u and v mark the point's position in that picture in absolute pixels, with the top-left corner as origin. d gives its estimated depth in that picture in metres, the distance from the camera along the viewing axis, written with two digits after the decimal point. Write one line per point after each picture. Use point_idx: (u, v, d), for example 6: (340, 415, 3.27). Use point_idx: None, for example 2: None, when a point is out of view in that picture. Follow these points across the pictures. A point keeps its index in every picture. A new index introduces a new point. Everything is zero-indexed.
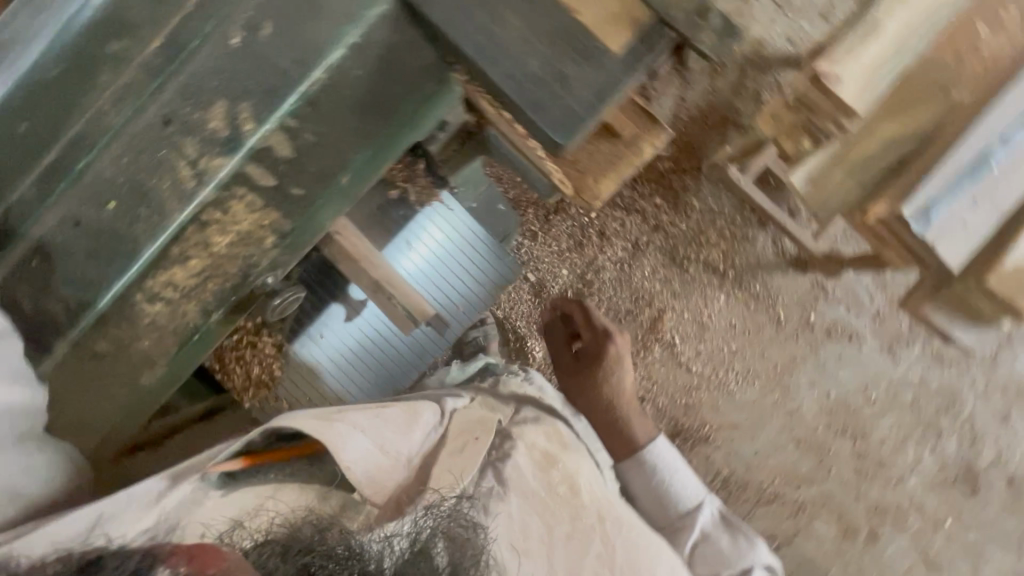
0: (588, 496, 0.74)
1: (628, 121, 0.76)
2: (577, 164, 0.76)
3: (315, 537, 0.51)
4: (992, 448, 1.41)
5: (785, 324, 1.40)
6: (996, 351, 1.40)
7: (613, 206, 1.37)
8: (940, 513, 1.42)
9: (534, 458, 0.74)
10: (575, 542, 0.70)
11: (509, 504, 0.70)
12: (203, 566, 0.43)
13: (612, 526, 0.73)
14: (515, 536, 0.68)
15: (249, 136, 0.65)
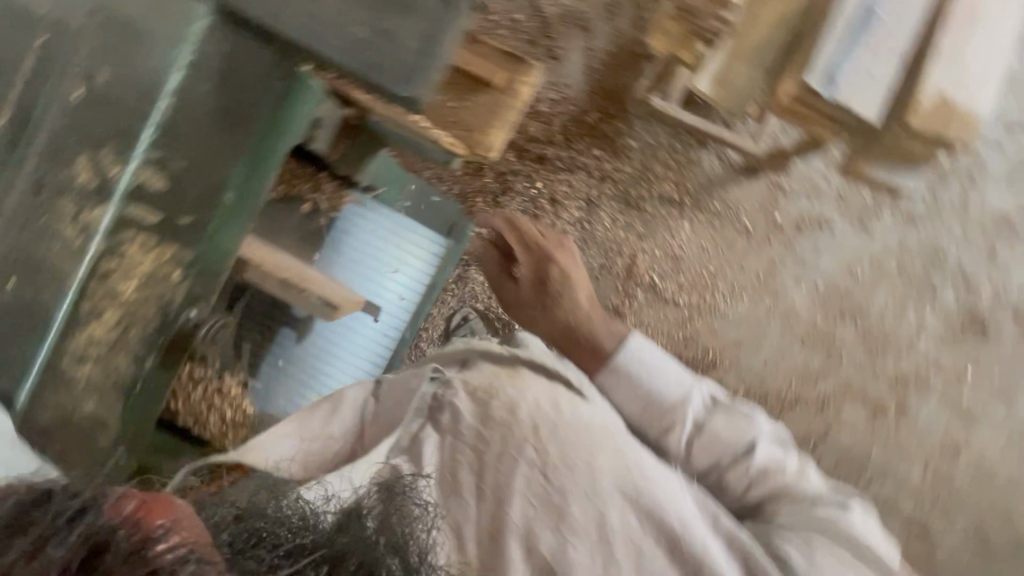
0: (525, 411, 0.73)
1: (487, 69, 0.92)
2: (463, 124, 0.93)
3: (268, 505, 0.55)
4: (988, 288, 1.42)
5: (754, 231, 1.41)
6: (960, 195, 1.42)
7: (556, 170, 1.38)
8: (960, 366, 1.43)
9: (473, 396, 0.76)
10: (508, 458, 0.71)
11: (434, 443, 0.73)
12: (151, 514, 0.47)
13: (547, 433, 0.71)
14: (447, 463, 0.72)
15: (117, 178, 0.59)
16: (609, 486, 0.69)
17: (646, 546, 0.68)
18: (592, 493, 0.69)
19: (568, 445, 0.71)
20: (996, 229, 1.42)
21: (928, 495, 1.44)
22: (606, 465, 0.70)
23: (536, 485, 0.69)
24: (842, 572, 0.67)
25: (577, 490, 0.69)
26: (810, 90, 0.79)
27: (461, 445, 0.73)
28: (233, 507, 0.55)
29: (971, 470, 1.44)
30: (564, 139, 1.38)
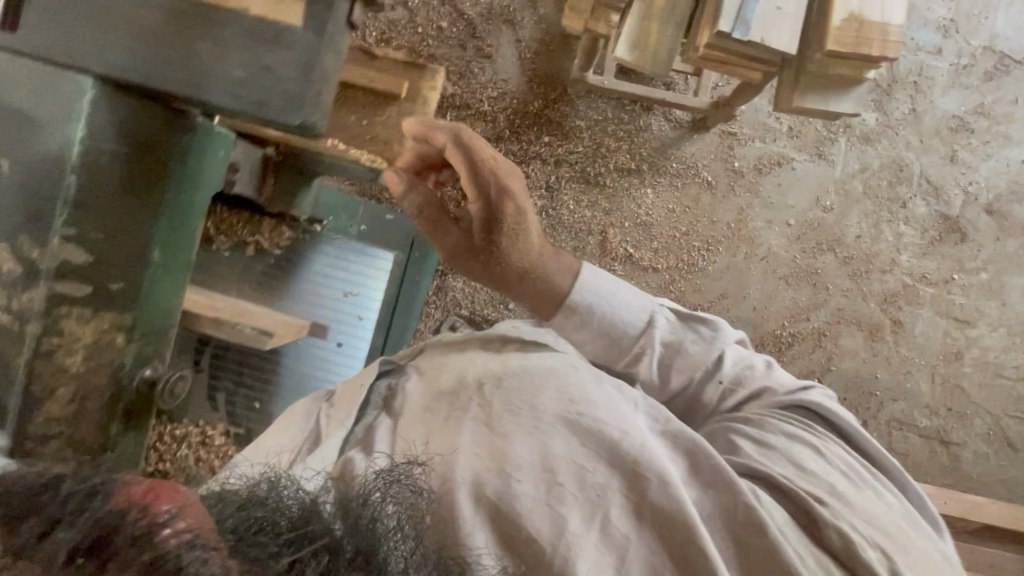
0: (473, 374, 0.78)
1: (389, 78, 0.88)
2: (377, 140, 0.88)
3: (270, 494, 0.50)
4: (956, 190, 1.43)
5: (717, 183, 1.42)
6: (910, 106, 1.43)
7: (511, 164, 1.39)
8: (945, 272, 1.44)
9: (422, 381, 0.82)
10: (455, 417, 0.73)
11: (387, 429, 0.76)
12: (160, 497, 0.44)
13: (490, 386, 0.75)
14: (401, 442, 0.73)
15: (38, 261, 0.61)
16: (552, 416, 0.70)
17: (595, 468, 0.66)
18: (535, 428, 0.69)
19: (511, 390, 0.73)
20: (951, 132, 1.44)
21: (941, 405, 1.44)
22: (549, 399, 0.72)
23: (482, 433, 0.70)
24: (794, 439, 0.74)
25: (523, 427, 0.69)
26: (723, 35, 0.81)
27: (417, 417, 0.76)
28: (236, 497, 0.50)
29: (978, 372, 1.44)
30: (512, 132, 1.39)
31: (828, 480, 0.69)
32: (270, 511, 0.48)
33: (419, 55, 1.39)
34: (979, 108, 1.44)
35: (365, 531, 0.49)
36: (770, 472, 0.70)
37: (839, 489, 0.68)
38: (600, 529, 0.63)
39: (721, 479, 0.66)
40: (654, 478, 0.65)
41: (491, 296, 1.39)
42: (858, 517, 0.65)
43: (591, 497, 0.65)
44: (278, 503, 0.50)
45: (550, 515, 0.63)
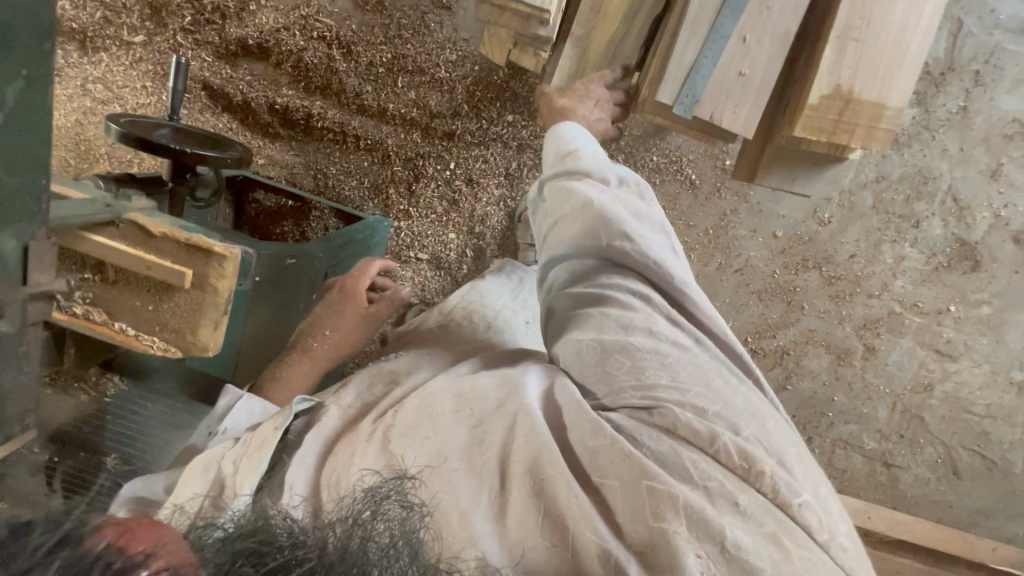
0: (379, 410, 0.69)
1: (357, 289, 0.98)
2: (333, 339, 0.93)
3: (257, 524, 0.45)
4: (986, 211, 1.22)
5: (700, 184, 1.25)
6: (962, 103, 1.16)
7: (467, 145, 1.24)
8: (941, 302, 1.30)
9: (338, 418, 0.70)
10: (354, 444, 0.62)
11: (304, 468, 0.62)
12: (133, 539, 0.40)
13: (393, 413, 0.65)
14: (301, 488, 0.59)
15: None
16: (449, 417, 0.62)
17: (486, 446, 0.59)
18: (428, 426, 0.61)
19: (407, 407, 0.65)
20: (1003, 140, 1.18)
21: (894, 432, 1.40)
22: (448, 404, 0.64)
23: (385, 461, 0.59)
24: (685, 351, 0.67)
25: (419, 430, 0.61)
26: (662, 105, 0.64)
27: (320, 463, 0.63)
28: (223, 528, 0.45)
29: (944, 405, 1.38)
30: (471, 106, 1.22)
31: (718, 396, 0.63)
32: (268, 545, 0.43)
33: (367, 2, 1.17)
34: None
35: (364, 542, 0.45)
36: (654, 394, 0.62)
37: (678, 371, 0.65)
38: (497, 503, 0.56)
39: (592, 427, 0.59)
40: (520, 430, 0.59)
41: (440, 286, 1.33)
42: (698, 405, 0.61)
43: (478, 469, 0.58)
44: (269, 528, 0.45)
45: (442, 494, 0.56)
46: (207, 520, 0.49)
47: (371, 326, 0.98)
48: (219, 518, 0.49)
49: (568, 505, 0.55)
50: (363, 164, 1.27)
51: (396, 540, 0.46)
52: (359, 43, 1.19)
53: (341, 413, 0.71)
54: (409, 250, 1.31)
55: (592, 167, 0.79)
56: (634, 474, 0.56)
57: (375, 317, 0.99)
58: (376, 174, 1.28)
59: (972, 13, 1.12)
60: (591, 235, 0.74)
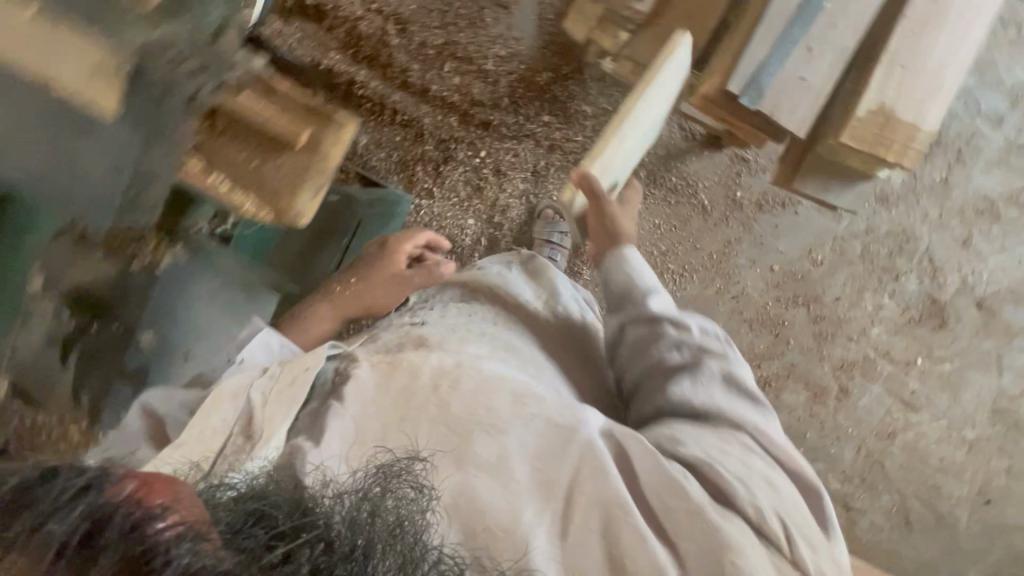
0: (429, 369, 0.70)
1: (398, 248, 1.02)
2: (358, 291, 0.98)
3: (266, 492, 0.51)
4: (955, 275, 1.36)
5: (711, 210, 1.34)
6: (943, 174, 1.33)
7: (501, 137, 1.29)
8: (910, 353, 1.40)
9: (375, 368, 0.71)
10: (406, 419, 0.65)
11: (346, 416, 0.66)
12: (150, 492, 0.45)
13: (450, 387, 0.68)
14: (352, 447, 0.63)
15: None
16: (515, 424, 0.65)
17: (550, 466, 0.63)
18: (495, 431, 0.64)
19: (467, 390, 0.67)
20: (976, 213, 1.34)
21: (856, 474, 1.45)
22: (506, 403, 0.67)
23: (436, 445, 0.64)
24: (768, 471, 0.69)
25: (481, 429, 0.65)
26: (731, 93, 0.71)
27: (360, 416, 0.66)
28: (236, 488, 0.51)
29: (905, 454, 1.45)
30: (511, 101, 1.27)
31: (794, 509, 0.66)
32: (278, 506, 0.49)
33: None
34: (1014, 195, 1.33)
35: (371, 518, 0.51)
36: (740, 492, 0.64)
37: (757, 478, 0.67)
38: (558, 530, 0.61)
39: (666, 481, 0.64)
40: (587, 471, 0.63)
41: None
42: (776, 502, 0.65)
43: (545, 491, 0.62)
44: (282, 498, 0.51)
45: (504, 505, 0.60)
46: (221, 476, 0.56)
47: (399, 290, 0.99)
48: (231, 477, 0.55)
49: (633, 550, 0.60)
50: (395, 136, 1.29)
51: (400, 521, 0.52)
52: (416, 23, 1.24)
53: (373, 364, 0.72)
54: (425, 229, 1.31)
55: (667, 311, 0.84)
56: (705, 534, 0.61)
57: (403, 282, 0.99)
58: (406, 147, 1.29)
59: (958, 99, 1.31)
60: (665, 359, 0.79)
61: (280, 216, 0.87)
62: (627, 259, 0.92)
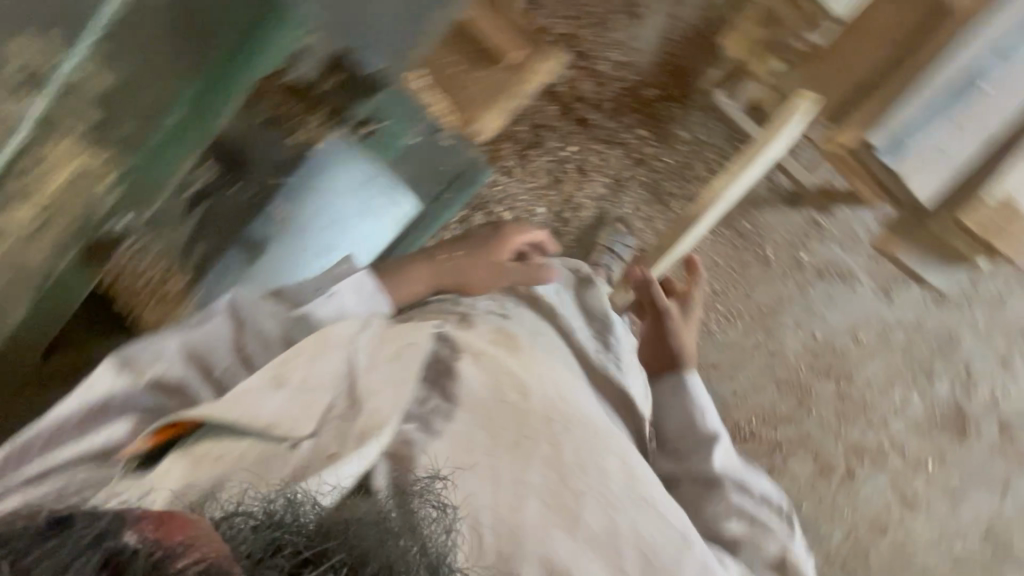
0: (538, 397, 0.75)
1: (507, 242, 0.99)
2: (455, 267, 0.95)
3: (279, 510, 0.48)
4: (985, 389, 1.38)
5: (772, 264, 1.35)
6: (1000, 290, 1.35)
7: (594, 139, 1.30)
8: (922, 454, 1.41)
9: (479, 365, 0.77)
10: (521, 452, 0.70)
11: (458, 421, 0.71)
12: (168, 532, 0.42)
13: (562, 428, 0.73)
14: (465, 456, 0.68)
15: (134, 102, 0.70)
16: (623, 487, 0.71)
17: (656, 544, 0.69)
18: (607, 497, 0.70)
19: (579, 441, 0.72)
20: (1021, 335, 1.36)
21: (838, 557, 1.43)
22: (615, 466, 0.72)
23: (545, 505, 0.67)
24: None
25: (591, 491, 0.69)
26: None
27: (470, 430, 0.71)
28: (254, 515, 0.47)
29: (892, 551, 1.43)
30: (613, 107, 1.29)
31: None
32: (297, 529, 0.46)
33: None
34: None
35: (397, 533, 0.50)
36: None
37: None
38: None
39: None
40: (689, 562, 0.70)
41: None
42: None
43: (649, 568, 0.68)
44: (305, 513, 0.48)
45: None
46: (225, 504, 0.51)
47: (495, 278, 0.95)
48: (246, 503, 0.51)
49: None
50: None
51: (422, 544, 0.50)
52: (546, 6, 1.25)
53: (476, 360, 0.77)
54: (496, 205, 1.31)
55: (725, 463, 0.91)
56: None
57: (504, 271, 0.95)
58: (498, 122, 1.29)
59: None
60: (711, 490, 0.89)
61: (466, 124, 1.14)
62: (693, 392, 0.97)
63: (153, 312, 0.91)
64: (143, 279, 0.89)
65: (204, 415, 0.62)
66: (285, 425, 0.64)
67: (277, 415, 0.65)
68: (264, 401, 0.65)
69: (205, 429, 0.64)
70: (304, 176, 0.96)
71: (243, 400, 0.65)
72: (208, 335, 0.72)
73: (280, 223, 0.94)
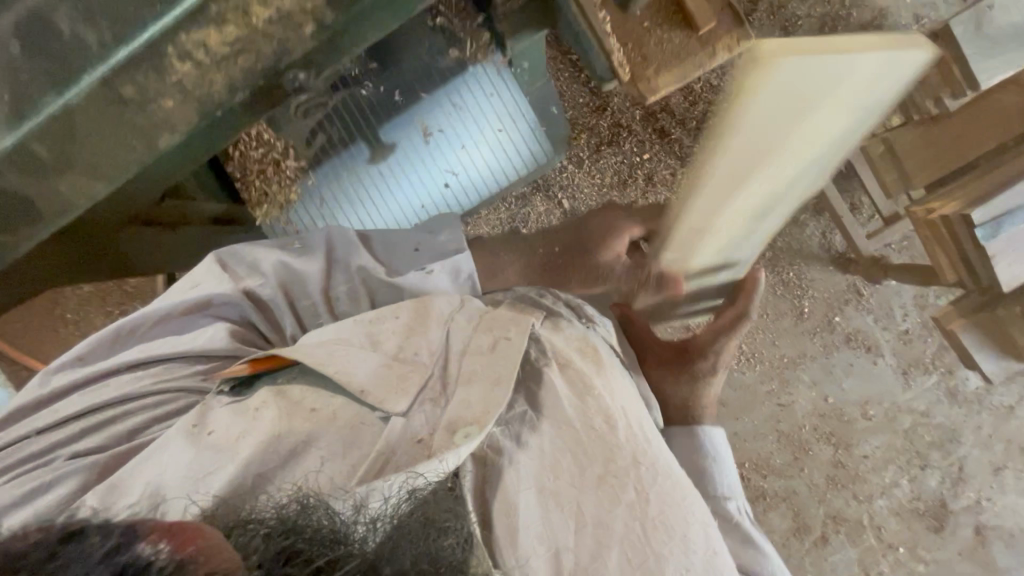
0: (624, 434, 0.66)
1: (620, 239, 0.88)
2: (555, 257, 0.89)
3: (298, 514, 0.46)
4: (973, 493, 1.39)
5: (806, 318, 1.36)
6: (1011, 403, 1.37)
7: (669, 152, 1.32)
8: (897, 539, 1.41)
9: (568, 379, 0.70)
10: (607, 491, 0.62)
11: (543, 436, 0.65)
12: (182, 545, 0.39)
13: (650, 475, 0.64)
14: (548, 480, 0.63)
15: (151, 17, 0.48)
16: (704, 562, 0.63)
17: None
18: (686, 566, 0.61)
19: (666, 495, 0.64)
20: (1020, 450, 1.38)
21: None
22: (700, 538, 0.63)
23: (626, 561, 0.60)
24: None
25: (674, 558, 0.61)
26: (968, 220, 0.73)
27: (556, 453, 0.64)
28: (266, 523, 0.45)
29: None
30: (696, 127, 1.31)
31: None
32: (312, 536, 0.44)
33: None
34: None
35: (410, 539, 0.48)
36: None
37: None
38: None
39: None
40: None
41: None
42: None
43: None
44: (314, 520, 0.45)
45: None
46: (256, 505, 0.50)
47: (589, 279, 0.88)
48: (268, 504, 0.50)
49: None
50: (579, 96, 1.30)
51: (433, 552, 0.48)
52: None
53: (563, 371, 0.70)
54: (559, 190, 1.33)
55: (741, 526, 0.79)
56: None
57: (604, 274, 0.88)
58: (583, 112, 1.31)
59: None
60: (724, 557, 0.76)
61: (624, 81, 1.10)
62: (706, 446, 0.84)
63: (265, 184, 0.89)
64: (265, 149, 0.87)
65: (298, 359, 0.64)
66: (377, 394, 0.63)
67: (372, 382, 0.64)
68: (360, 364, 0.65)
69: (297, 369, 0.66)
70: (472, 100, 0.92)
71: (338, 355, 0.65)
72: (297, 272, 0.78)
73: (427, 137, 0.92)
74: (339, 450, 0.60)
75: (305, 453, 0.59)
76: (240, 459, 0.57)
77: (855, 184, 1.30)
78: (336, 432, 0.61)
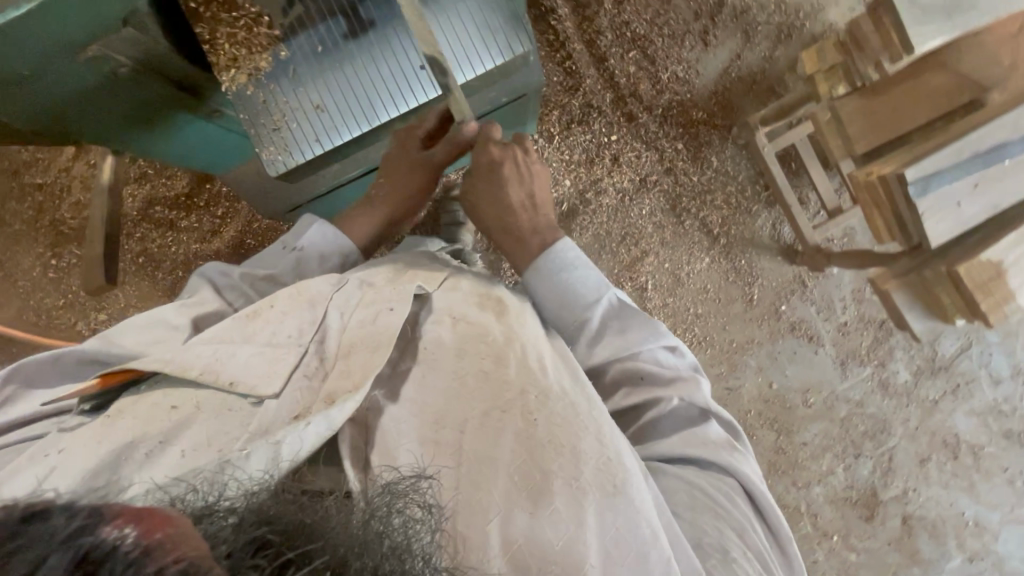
0: (516, 366, 0.62)
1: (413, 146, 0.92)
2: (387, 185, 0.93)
3: (261, 507, 0.36)
4: (900, 483, 1.45)
5: (754, 305, 1.42)
6: (937, 397, 1.46)
7: (636, 134, 1.38)
8: (831, 527, 1.45)
9: (458, 330, 0.66)
10: (493, 422, 0.57)
11: (414, 383, 0.61)
12: (150, 530, 0.30)
13: (540, 402, 0.59)
14: (431, 432, 0.56)
15: None
16: (595, 470, 0.56)
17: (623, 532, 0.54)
18: (574, 478, 0.55)
19: (555, 419, 0.58)
20: (943, 442, 1.46)
21: None
22: (591, 447, 0.57)
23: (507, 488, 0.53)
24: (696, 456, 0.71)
25: (562, 473, 0.55)
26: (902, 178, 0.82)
27: (442, 401, 0.59)
28: (237, 511, 0.36)
29: None
30: (662, 113, 1.38)
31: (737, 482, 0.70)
32: (284, 524, 0.35)
33: None
34: (977, 448, 1.46)
35: (380, 532, 0.39)
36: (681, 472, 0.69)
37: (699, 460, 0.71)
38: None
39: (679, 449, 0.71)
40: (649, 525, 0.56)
41: None
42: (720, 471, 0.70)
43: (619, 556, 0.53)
44: (278, 509, 0.37)
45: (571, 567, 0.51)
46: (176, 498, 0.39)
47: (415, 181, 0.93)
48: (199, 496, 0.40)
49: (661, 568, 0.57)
50: (553, 75, 1.36)
51: (402, 544, 0.39)
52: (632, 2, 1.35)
53: (453, 325, 0.66)
54: None
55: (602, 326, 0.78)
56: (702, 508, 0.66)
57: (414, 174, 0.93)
58: (557, 90, 1.36)
59: (980, 345, 1.46)
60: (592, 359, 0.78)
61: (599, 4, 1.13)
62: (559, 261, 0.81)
63: (234, 48, 0.84)
64: (236, 13, 0.83)
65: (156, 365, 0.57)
66: (248, 380, 0.56)
67: (242, 370, 0.57)
68: (230, 357, 0.58)
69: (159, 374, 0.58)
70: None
71: (207, 355, 0.58)
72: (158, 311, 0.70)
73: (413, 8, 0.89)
74: (206, 440, 0.51)
75: (166, 451, 0.50)
76: (93, 455, 0.49)
77: (804, 180, 1.40)
78: (202, 424, 0.52)
